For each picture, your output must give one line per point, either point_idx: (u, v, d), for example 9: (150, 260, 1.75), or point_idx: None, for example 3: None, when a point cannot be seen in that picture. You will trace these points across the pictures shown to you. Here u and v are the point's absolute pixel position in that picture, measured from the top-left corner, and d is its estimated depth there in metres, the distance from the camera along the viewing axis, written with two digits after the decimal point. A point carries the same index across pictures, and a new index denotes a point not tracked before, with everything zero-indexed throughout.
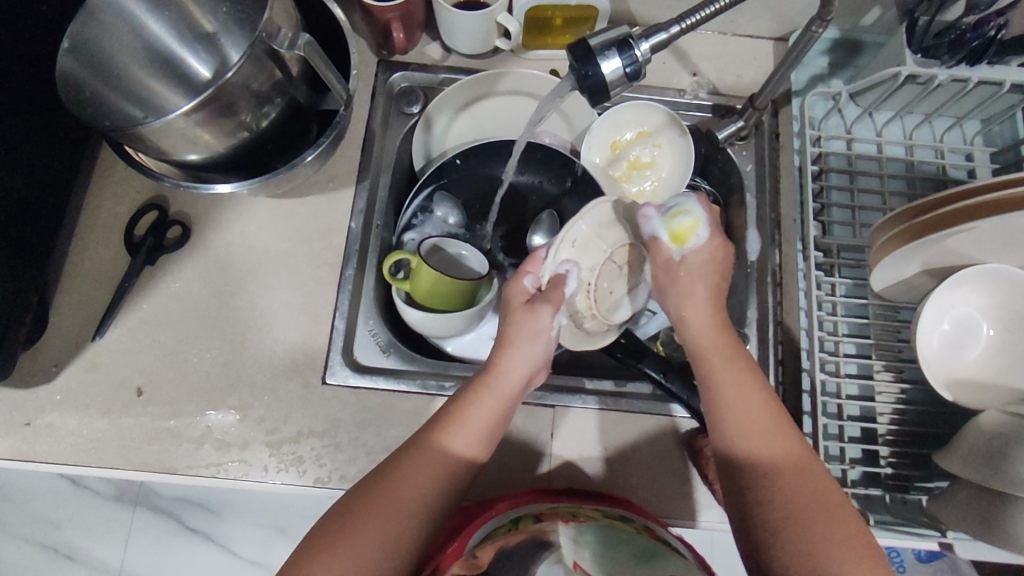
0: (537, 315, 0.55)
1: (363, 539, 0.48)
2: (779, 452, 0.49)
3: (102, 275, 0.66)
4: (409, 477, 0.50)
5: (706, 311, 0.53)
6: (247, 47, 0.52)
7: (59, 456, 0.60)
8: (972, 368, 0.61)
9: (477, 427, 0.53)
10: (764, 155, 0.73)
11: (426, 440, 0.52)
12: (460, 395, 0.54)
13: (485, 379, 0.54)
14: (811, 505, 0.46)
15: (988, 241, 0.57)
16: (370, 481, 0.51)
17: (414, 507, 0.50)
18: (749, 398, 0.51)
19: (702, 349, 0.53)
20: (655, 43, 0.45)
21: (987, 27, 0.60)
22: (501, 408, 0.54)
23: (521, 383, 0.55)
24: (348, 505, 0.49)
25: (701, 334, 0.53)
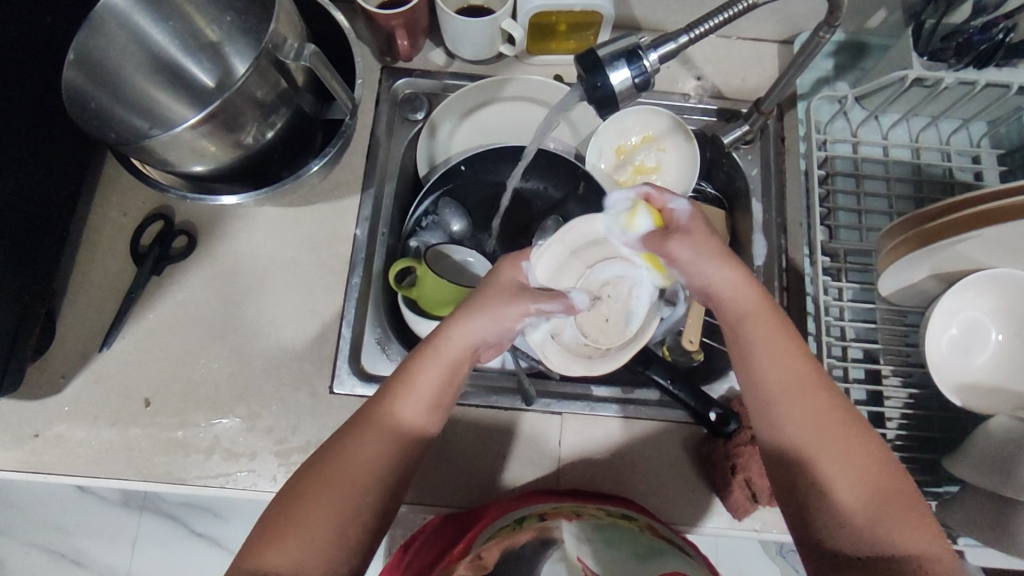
0: (513, 301, 0.51)
1: (315, 523, 0.47)
2: (826, 418, 0.49)
3: (108, 285, 0.66)
4: (353, 455, 0.49)
5: (744, 287, 0.52)
6: (253, 59, 0.52)
7: (68, 468, 0.60)
8: (980, 373, 0.61)
9: (422, 398, 0.51)
10: (769, 158, 0.73)
11: (368, 418, 0.50)
12: (406, 363, 0.52)
13: (430, 351, 0.51)
14: (841, 471, 0.48)
15: (997, 246, 0.57)
16: (314, 462, 0.50)
17: (359, 489, 0.49)
18: (782, 368, 0.50)
19: (737, 327, 0.52)
20: (664, 52, 0.45)
21: (994, 30, 0.60)
22: (447, 378, 0.52)
23: (468, 352, 0.52)
24: (298, 488, 0.49)
25: (740, 303, 0.52)
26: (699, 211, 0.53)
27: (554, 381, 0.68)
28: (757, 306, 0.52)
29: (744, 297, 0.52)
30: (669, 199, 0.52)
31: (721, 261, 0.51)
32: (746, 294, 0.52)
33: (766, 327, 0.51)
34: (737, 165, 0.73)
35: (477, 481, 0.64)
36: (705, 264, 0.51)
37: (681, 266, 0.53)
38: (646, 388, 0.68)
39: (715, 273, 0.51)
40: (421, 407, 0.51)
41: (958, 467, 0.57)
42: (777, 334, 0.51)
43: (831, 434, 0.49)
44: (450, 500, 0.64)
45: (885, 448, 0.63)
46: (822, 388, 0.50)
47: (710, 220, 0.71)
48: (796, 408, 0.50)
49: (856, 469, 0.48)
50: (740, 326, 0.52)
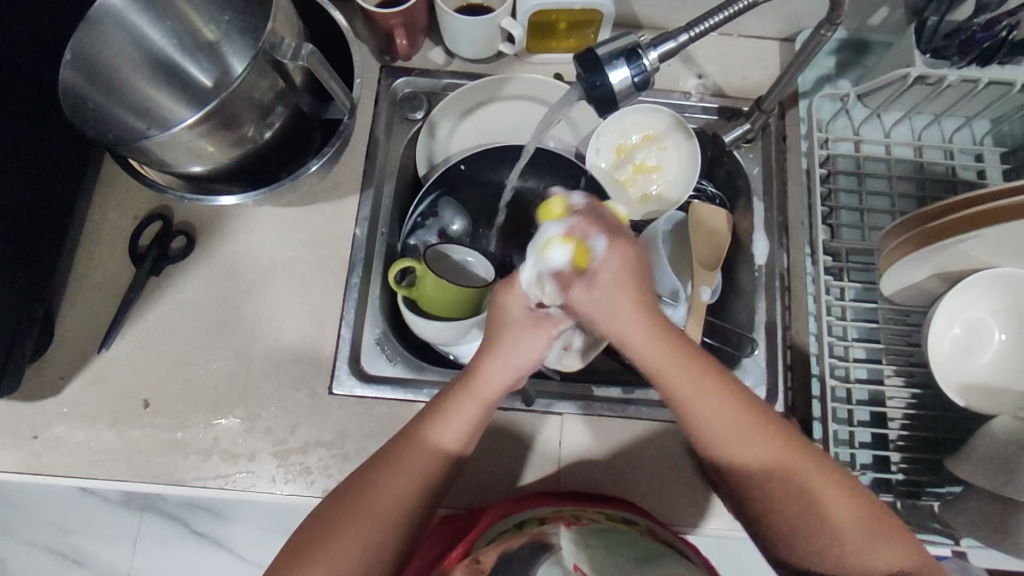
0: (536, 330, 0.50)
1: (348, 548, 0.47)
2: (775, 450, 0.48)
3: (106, 286, 0.65)
4: (387, 486, 0.49)
5: (637, 323, 0.47)
6: (251, 58, 0.51)
7: (66, 469, 0.60)
8: (984, 372, 0.61)
9: (457, 431, 0.50)
10: (771, 157, 0.73)
11: (406, 440, 0.50)
12: (440, 398, 0.51)
13: (465, 386, 0.50)
14: (815, 504, 0.49)
15: (1001, 246, 0.57)
16: (349, 487, 0.50)
17: (391, 515, 0.49)
18: (719, 414, 0.48)
19: (651, 361, 0.47)
20: (663, 52, 0.44)
21: (998, 27, 0.59)
22: (484, 413, 0.51)
23: (507, 386, 0.51)
24: (333, 513, 0.49)
25: (647, 356, 0.47)
26: (622, 245, 0.47)
27: (554, 381, 0.68)
28: (655, 341, 0.47)
29: (647, 353, 0.47)
30: (590, 236, 0.47)
31: (633, 312, 0.47)
32: (653, 340, 0.47)
33: (690, 380, 0.47)
34: (738, 164, 0.72)
35: (481, 484, 0.64)
36: (612, 299, 0.46)
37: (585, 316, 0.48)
38: (647, 388, 0.68)
39: (625, 325, 0.47)
40: (457, 435, 0.50)
41: (960, 467, 0.56)
42: (686, 373, 0.47)
43: (797, 472, 0.49)
44: (456, 502, 0.64)
45: (887, 449, 0.62)
46: (766, 422, 0.49)
47: (713, 219, 0.70)
48: (748, 454, 0.48)
49: (824, 495, 0.49)
50: (653, 370, 0.48)
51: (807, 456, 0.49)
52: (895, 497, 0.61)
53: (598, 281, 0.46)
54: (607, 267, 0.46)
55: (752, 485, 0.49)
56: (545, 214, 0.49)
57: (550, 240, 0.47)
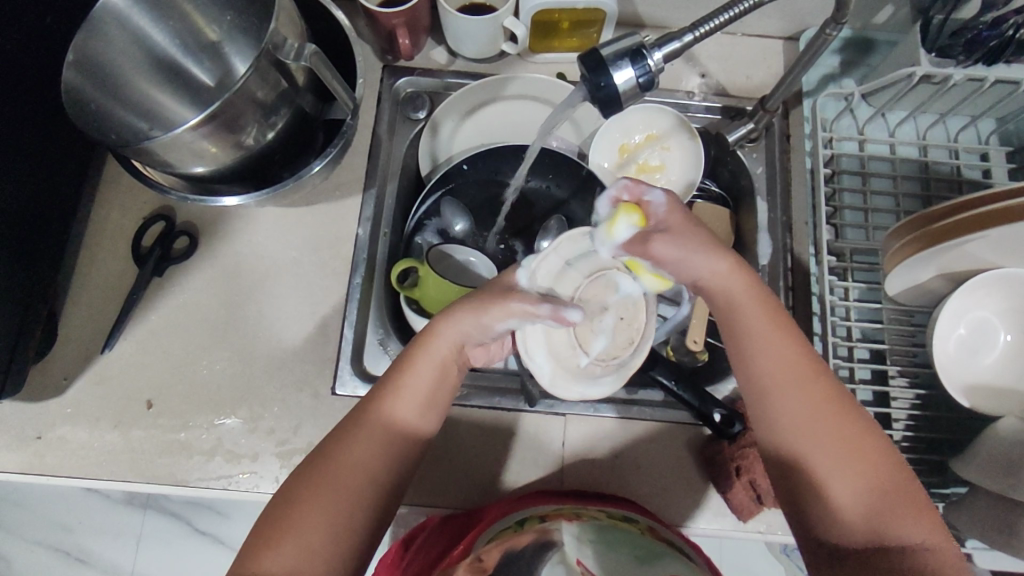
0: (501, 301, 0.52)
1: (309, 527, 0.46)
2: (810, 405, 0.48)
3: (109, 287, 0.65)
4: (350, 458, 0.49)
5: (710, 260, 0.50)
6: (253, 59, 0.51)
7: (70, 470, 0.60)
8: (989, 373, 0.61)
9: (414, 400, 0.52)
10: (774, 158, 0.72)
11: (362, 414, 0.51)
12: (394, 368, 0.53)
13: (418, 353, 0.52)
14: (837, 469, 0.46)
15: (1007, 246, 0.56)
16: (310, 465, 0.49)
17: (355, 491, 0.48)
18: (775, 351, 0.49)
19: (725, 301, 0.51)
20: (667, 52, 0.44)
21: (1004, 26, 0.59)
22: (438, 375, 0.53)
23: (454, 346, 0.54)
24: (296, 494, 0.47)
25: (721, 289, 0.51)
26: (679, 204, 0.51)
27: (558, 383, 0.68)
28: (735, 278, 0.50)
29: (720, 288, 0.51)
30: (646, 194, 0.51)
31: (711, 252, 0.50)
32: (726, 275, 0.50)
33: (752, 317, 0.50)
34: (741, 164, 0.72)
35: (478, 483, 0.64)
36: (689, 238, 0.50)
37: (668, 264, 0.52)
38: (650, 389, 0.67)
39: (703, 262, 0.50)
40: (412, 407, 0.52)
41: (964, 468, 0.56)
42: (758, 312, 0.50)
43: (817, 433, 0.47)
44: (454, 502, 0.64)
45: None
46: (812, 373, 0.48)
47: (715, 219, 0.70)
48: (787, 405, 0.48)
49: (846, 462, 0.46)
50: (724, 305, 0.51)
51: (840, 411, 0.48)
52: None
53: (674, 224, 0.51)
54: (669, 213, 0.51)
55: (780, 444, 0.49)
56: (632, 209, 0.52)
57: (615, 212, 0.52)
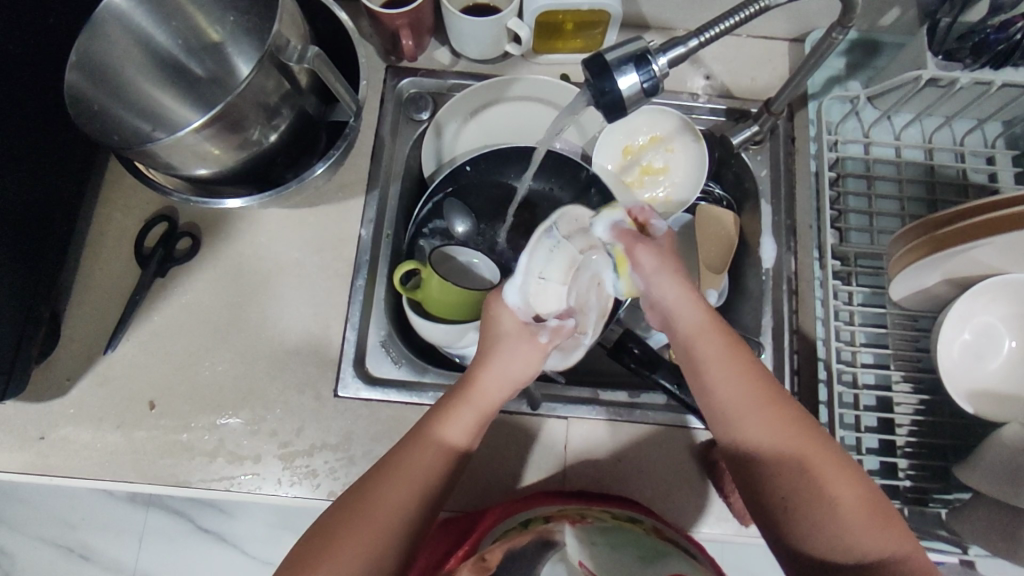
0: (529, 339, 0.52)
1: (360, 546, 0.46)
2: (789, 428, 0.49)
3: (112, 288, 0.65)
4: (400, 480, 0.49)
5: (685, 295, 0.53)
6: (256, 62, 0.51)
7: (72, 470, 0.60)
8: (993, 379, 0.60)
9: (465, 426, 0.51)
10: (779, 160, 0.72)
11: (416, 441, 0.50)
12: (446, 399, 0.53)
13: (468, 392, 0.52)
14: (822, 489, 0.47)
15: (1013, 252, 0.56)
16: (354, 493, 0.49)
17: (399, 516, 0.48)
18: (735, 377, 0.50)
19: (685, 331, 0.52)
20: (673, 57, 0.44)
21: (1012, 30, 0.58)
22: (483, 416, 0.52)
23: (505, 388, 0.53)
24: (335, 519, 0.48)
25: (687, 322, 0.52)
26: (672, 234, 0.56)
27: (560, 385, 0.68)
28: (694, 312, 0.52)
29: (687, 319, 0.52)
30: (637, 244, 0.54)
31: (687, 291, 0.53)
32: (694, 308, 0.53)
33: (711, 344, 0.51)
34: (746, 166, 0.72)
35: (480, 486, 0.64)
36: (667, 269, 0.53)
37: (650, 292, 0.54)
38: (653, 392, 0.67)
39: (680, 303, 0.53)
40: (465, 430, 0.51)
41: (967, 475, 0.56)
42: (714, 338, 0.52)
43: (803, 456, 0.48)
44: (454, 505, 0.64)
45: (895, 455, 0.62)
46: (776, 394, 0.50)
47: (718, 223, 0.70)
48: (756, 426, 0.49)
49: (828, 481, 0.47)
50: (693, 349, 0.52)
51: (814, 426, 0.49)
52: (903, 504, 0.60)
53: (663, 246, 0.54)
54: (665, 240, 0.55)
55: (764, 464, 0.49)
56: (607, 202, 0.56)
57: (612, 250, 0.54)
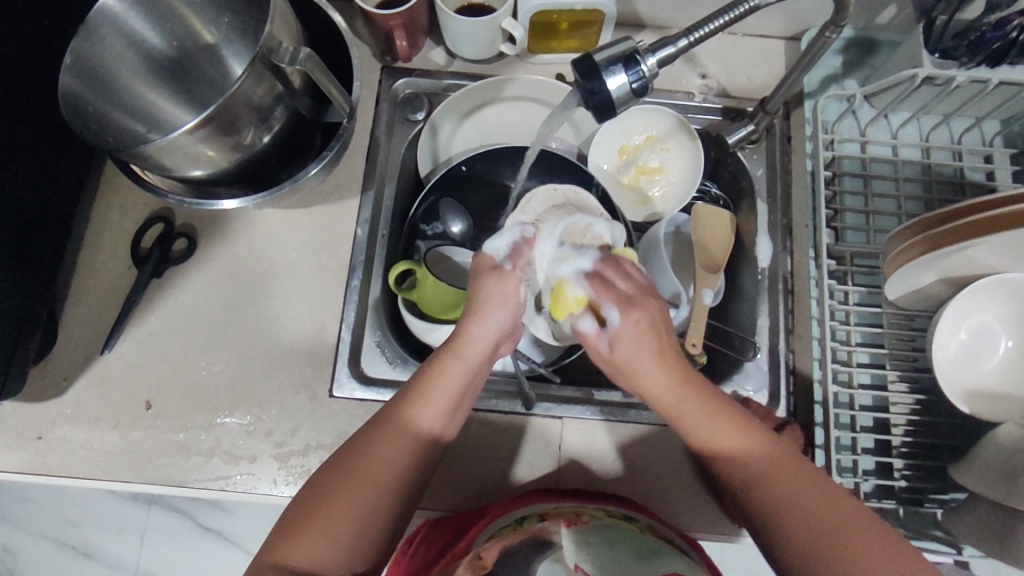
0: (505, 300, 0.53)
1: (337, 518, 0.47)
2: (748, 444, 0.48)
3: (109, 289, 0.66)
4: (378, 450, 0.49)
5: (648, 355, 0.49)
6: (248, 63, 0.51)
7: (69, 470, 0.61)
8: (989, 379, 0.60)
9: (444, 396, 0.51)
10: (775, 159, 0.72)
11: (391, 415, 0.50)
12: (426, 364, 0.52)
13: (452, 348, 0.52)
14: (794, 503, 0.46)
15: (1008, 251, 0.55)
16: (337, 460, 0.49)
17: (382, 484, 0.48)
18: (709, 423, 0.49)
19: (672, 407, 0.49)
20: (662, 57, 0.43)
21: (1008, 27, 0.58)
22: (469, 377, 0.52)
23: (487, 349, 0.53)
24: (323, 488, 0.48)
25: (651, 377, 0.49)
26: (632, 315, 0.49)
27: (556, 385, 0.67)
28: (676, 389, 0.49)
29: (646, 375, 0.49)
30: (603, 307, 0.50)
31: (658, 360, 0.49)
32: (660, 365, 0.49)
33: (674, 383, 0.49)
34: (741, 165, 0.72)
35: (475, 485, 0.64)
36: (630, 358, 0.49)
37: (619, 367, 0.51)
38: None
39: (641, 362, 0.49)
40: (445, 398, 0.51)
41: (962, 475, 0.56)
42: (682, 382, 0.49)
43: (753, 463, 0.48)
44: (447, 503, 0.64)
45: (890, 455, 0.62)
46: (735, 414, 0.49)
47: (716, 221, 0.69)
48: (728, 439, 0.49)
49: (800, 496, 0.46)
50: (661, 400, 0.50)
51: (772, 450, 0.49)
52: (897, 504, 0.60)
53: (640, 307, 0.50)
54: (619, 334, 0.49)
55: (747, 484, 0.48)
56: (558, 306, 0.53)
57: (560, 293, 0.54)
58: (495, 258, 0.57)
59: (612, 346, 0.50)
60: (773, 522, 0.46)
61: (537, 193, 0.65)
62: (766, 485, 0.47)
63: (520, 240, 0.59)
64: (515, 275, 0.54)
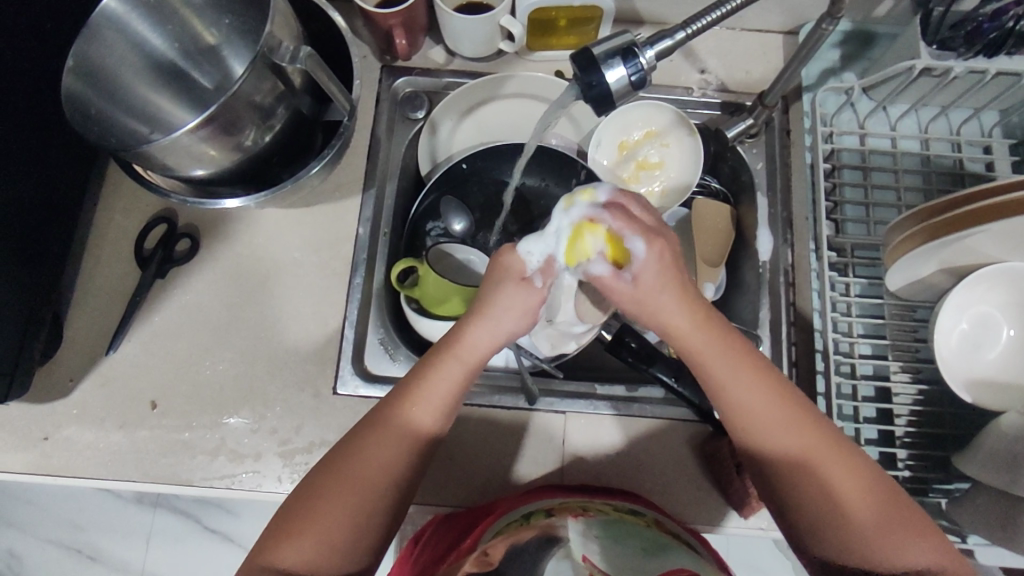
0: (507, 306, 0.51)
1: (332, 520, 0.48)
2: (790, 432, 0.49)
3: (113, 290, 0.66)
4: (372, 455, 0.49)
5: (687, 314, 0.49)
6: (249, 62, 0.52)
7: (76, 470, 0.61)
8: (991, 368, 0.60)
9: (438, 403, 0.51)
10: (775, 152, 0.72)
11: (386, 418, 0.50)
12: (423, 364, 0.52)
13: (449, 349, 0.51)
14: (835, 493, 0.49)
15: (1008, 239, 0.56)
16: (332, 457, 0.50)
17: (376, 487, 0.49)
18: (754, 395, 0.50)
19: (696, 347, 0.50)
20: (660, 50, 0.44)
21: (1004, 18, 0.58)
22: (462, 381, 0.51)
23: (488, 349, 0.51)
24: (313, 487, 0.49)
25: (691, 337, 0.50)
26: (659, 252, 0.48)
27: (559, 379, 0.68)
28: (713, 341, 0.50)
29: (691, 342, 0.50)
30: (626, 237, 0.48)
31: (677, 287, 0.49)
32: (699, 328, 0.50)
33: (734, 366, 0.50)
34: (741, 159, 0.72)
35: (478, 483, 0.64)
36: (658, 299, 0.49)
37: (642, 312, 0.50)
38: (651, 386, 0.67)
39: (675, 320, 0.49)
40: (438, 407, 0.51)
41: (966, 465, 0.56)
42: (728, 359, 0.50)
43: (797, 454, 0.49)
44: (453, 501, 0.64)
45: (894, 446, 0.62)
46: (778, 381, 0.50)
47: (715, 214, 0.71)
48: (778, 432, 0.50)
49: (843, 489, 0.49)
50: (703, 358, 0.50)
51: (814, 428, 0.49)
52: None
53: (661, 238, 0.49)
54: (645, 269, 0.48)
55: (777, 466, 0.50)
56: (571, 253, 0.49)
57: (570, 237, 0.49)
58: (528, 274, 0.51)
59: (637, 280, 0.48)
60: (803, 510, 0.50)
61: (584, 189, 0.51)
62: (807, 466, 0.49)
63: (560, 252, 0.51)
64: (543, 294, 0.51)
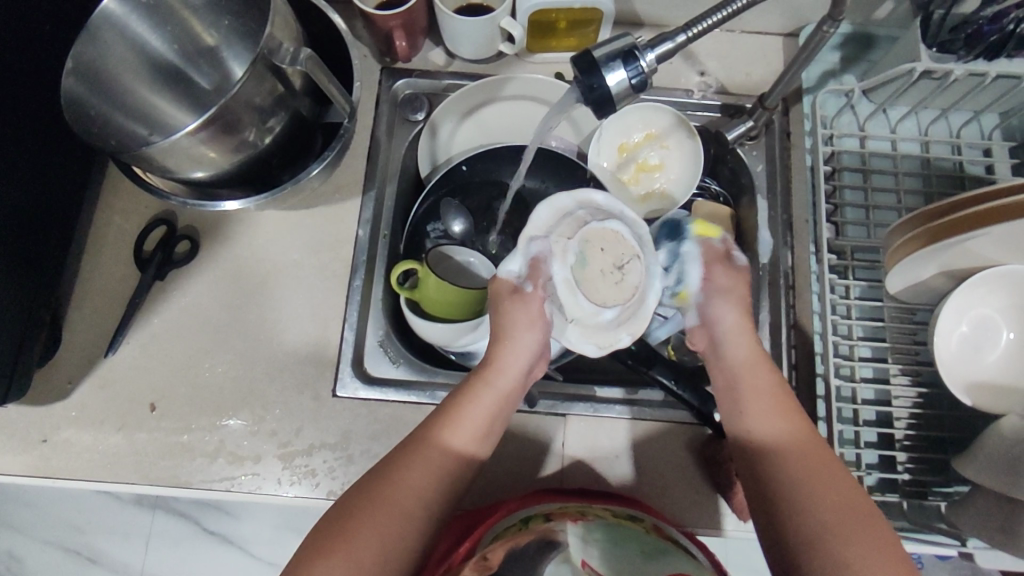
0: (531, 327, 0.54)
1: (364, 541, 0.47)
2: (792, 437, 0.52)
3: (112, 292, 0.66)
4: (409, 473, 0.50)
5: (738, 327, 0.57)
6: (249, 64, 0.52)
7: (75, 473, 0.61)
8: (991, 371, 0.60)
9: (475, 425, 0.53)
10: (774, 155, 0.72)
11: (422, 439, 0.52)
12: (459, 389, 0.55)
13: (485, 376, 0.54)
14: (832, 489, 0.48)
15: (1008, 242, 0.56)
16: (364, 482, 0.50)
17: (410, 506, 0.49)
18: (767, 402, 0.54)
19: (739, 360, 0.57)
20: (661, 52, 0.44)
21: (1005, 20, 0.58)
22: (497, 405, 0.54)
23: (519, 377, 0.55)
24: (352, 508, 0.49)
25: (739, 347, 0.57)
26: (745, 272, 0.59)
27: (557, 382, 0.68)
28: (752, 350, 0.57)
29: (737, 346, 0.57)
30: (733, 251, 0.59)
31: (740, 316, 0.58)
32: (744, 339, 0.57)
33: (757, 375, 0.56)
34: (741, 162, 0.71)
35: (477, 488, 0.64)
36: (726, 303, 0.57)
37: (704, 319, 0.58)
38: (649, 387, 0.68)
39: (729, 324, 0.57)
40: (473, 430, 0.53)
41: (966, 467, 0.56)
42: (751, 371, 0.56)
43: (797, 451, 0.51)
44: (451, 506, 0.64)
45: (894, 449, 0.62)
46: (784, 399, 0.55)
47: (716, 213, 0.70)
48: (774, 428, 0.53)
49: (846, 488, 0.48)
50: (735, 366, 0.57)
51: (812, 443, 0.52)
52: (901, 497, 0.60)
53: (734, 276, 0.58)
54: (734, 273, 0.58)
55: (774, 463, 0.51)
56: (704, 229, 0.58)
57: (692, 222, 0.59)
58: (512, 281, 0.54)
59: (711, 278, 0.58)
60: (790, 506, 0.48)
61: (545, 206, 0.53)
62: (802, 466, 0.50)
63: (530, 254, 0.53)
64: (539, 294, 0.53)
